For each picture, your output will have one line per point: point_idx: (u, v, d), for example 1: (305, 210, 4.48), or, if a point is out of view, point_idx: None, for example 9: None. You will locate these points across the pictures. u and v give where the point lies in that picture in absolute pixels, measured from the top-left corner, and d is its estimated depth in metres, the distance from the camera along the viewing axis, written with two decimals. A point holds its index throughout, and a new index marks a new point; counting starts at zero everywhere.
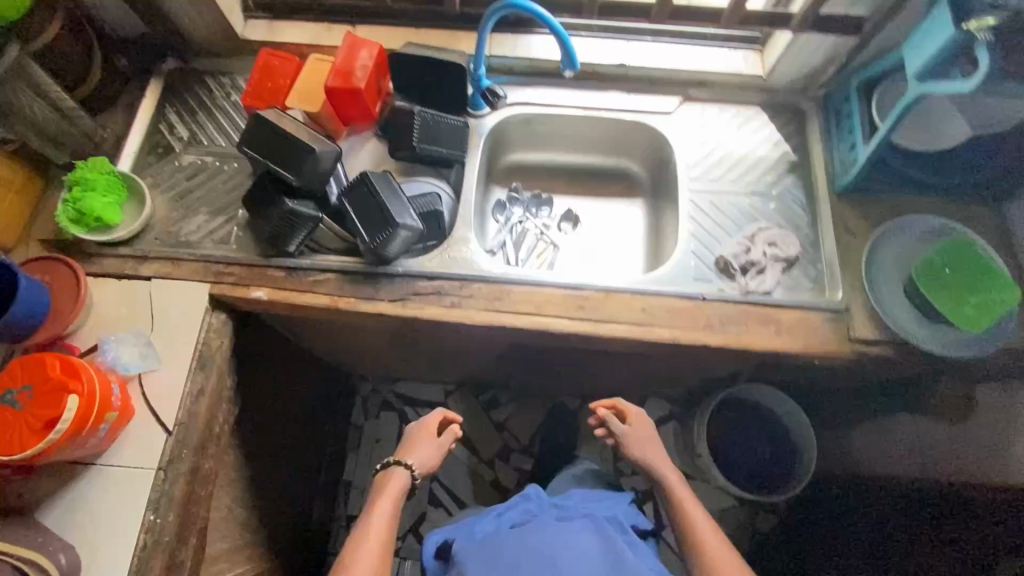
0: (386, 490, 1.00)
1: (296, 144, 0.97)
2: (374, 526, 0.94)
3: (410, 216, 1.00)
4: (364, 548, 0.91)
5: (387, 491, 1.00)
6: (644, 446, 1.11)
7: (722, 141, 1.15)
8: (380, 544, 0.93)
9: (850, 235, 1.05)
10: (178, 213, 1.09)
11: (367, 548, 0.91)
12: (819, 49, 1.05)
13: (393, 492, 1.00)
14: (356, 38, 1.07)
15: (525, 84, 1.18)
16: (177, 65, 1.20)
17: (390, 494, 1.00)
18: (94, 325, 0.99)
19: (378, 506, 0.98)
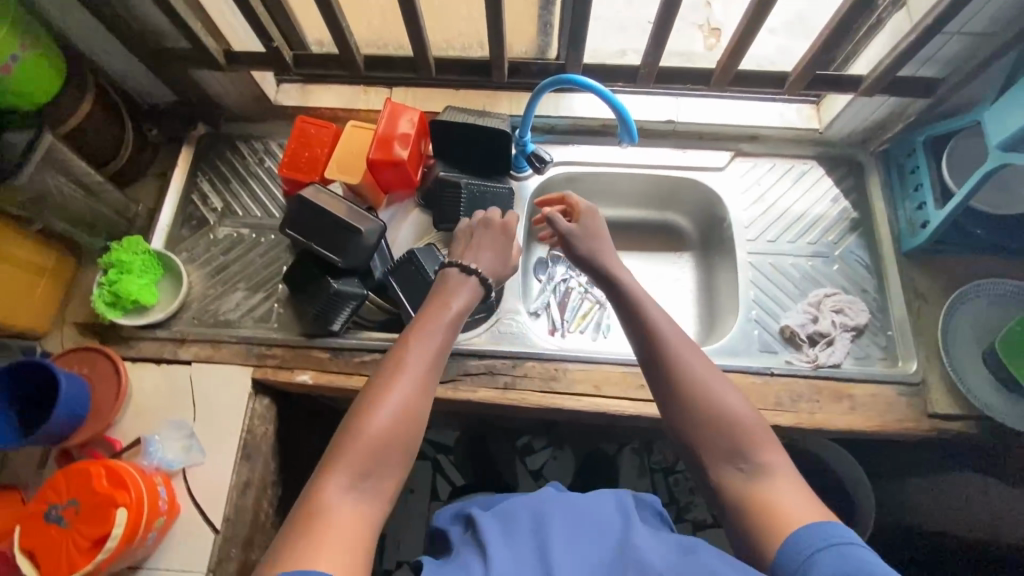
0: (440, 288, 0.81)
1: (341, 224, 0.93)
2: (420, 354, 0.72)
3: None
4: (406, 375, 0.70)
5: (441, 303, 0.78)
6: (591, 241, 0.89)
7: (778, 197, 1.10)
8: (422, 394, 0.70)
9: (920, 299, 1.01)
10: (216, 290, 1.05)
11: (410, 371, 0.70)
12: (882, 105, 1.00)
13: (452, 313, 0.78)
14: (396, 105, 1.03)
15: (569, 142, 1.14)
16: (208, 130, 1.16)
17: (443, 331, 0.75)
18: (134, 415, 0.95)
19: (427, 322, 0.76)
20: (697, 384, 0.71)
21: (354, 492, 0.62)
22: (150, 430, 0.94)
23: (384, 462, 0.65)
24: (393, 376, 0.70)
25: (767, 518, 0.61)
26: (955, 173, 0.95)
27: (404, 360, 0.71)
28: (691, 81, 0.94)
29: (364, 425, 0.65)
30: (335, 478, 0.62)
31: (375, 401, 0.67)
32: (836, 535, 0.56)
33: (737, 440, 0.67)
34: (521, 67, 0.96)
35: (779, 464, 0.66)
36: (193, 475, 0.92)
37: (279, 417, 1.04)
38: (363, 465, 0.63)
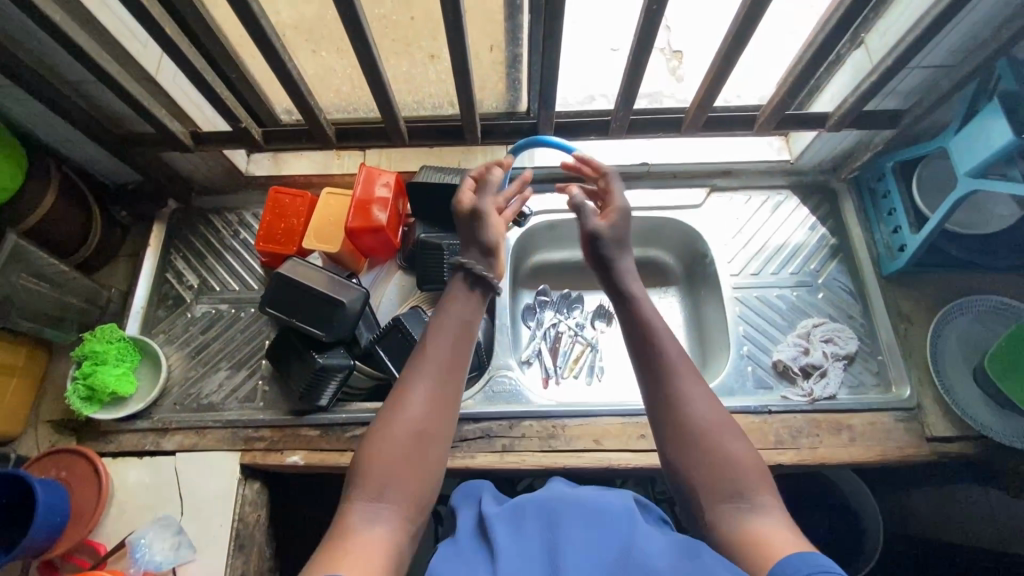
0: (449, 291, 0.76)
1: (323, 297, 0.91)
2: (438, 362, 0.69)
3: None
4: (422, 384, 0.68)
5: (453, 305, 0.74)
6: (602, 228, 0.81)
7: (757, 229, 1.11)
8: (440, 403, 0.67)
9: (906, 322, 1.02)
10: (197, 372, 1.02)
11: (426, 381, 0.68)
12: (849, 135, 1.02)
13: (468, 311, 0.74)
14: (371, 169, 1.03)
15: (546, 190, 1.14)
16: (179, 205, 1.14)
17: (457, 334, 0.72)
18: (117, 515, 0.91)
19: (440, 326, 0.72)
20: (691, 420, 0.66)
21: (382, 514, 0.60)
22: (135, 528, 0.90)
23: (412, 484, 0.62)
24: (408, 388, 0.68)
25: (755, 551, 0.56)
26: (927, 196, 0.97)
27: (419, 368, 0.69)
28: (660, 128, 0.97)
29: (387, 441, 0.63)
30: (359, 500, 0.61)
31: (393, 413, 0.66)
32: (826, 565, 0.50)
33: (724, 479, 0.62)
34: (493, 128, 0.98)
35: (772, 504, 0.61)
36: (183, 575, 0.87)
37: (271, 498, 1.00)
38: (387, 485, 0.61)
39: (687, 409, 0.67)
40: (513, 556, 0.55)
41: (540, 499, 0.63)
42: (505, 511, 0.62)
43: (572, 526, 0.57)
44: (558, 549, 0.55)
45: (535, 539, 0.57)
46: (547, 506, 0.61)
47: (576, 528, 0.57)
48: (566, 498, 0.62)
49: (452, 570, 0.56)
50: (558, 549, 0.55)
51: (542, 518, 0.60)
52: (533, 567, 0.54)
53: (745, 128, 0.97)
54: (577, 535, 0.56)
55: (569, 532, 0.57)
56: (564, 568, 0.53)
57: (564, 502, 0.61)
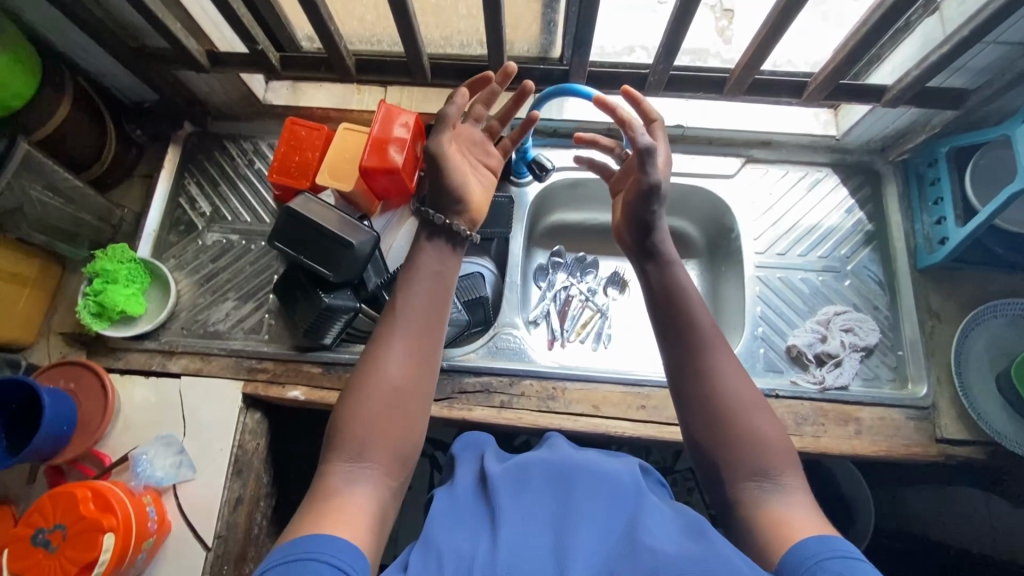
0: (432, 249, 0.73)
1: (331, 237, 0.90)
2: (412, 322, 0.67)
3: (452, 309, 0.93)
4: (399, 345, 0.66)
5: (432, 264, 0.72)
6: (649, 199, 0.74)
7: (790, 207, 1.05)
8: (419, 365, 0.66)
9: (934, 319, 0.97)
10: (205, 299, 1.03)
11: (402, 340, 0.66)
12: (905, 114, 0.95)
13: (445, 270, 0.72)
14: (390, 107, 0.99)
15: (571, 145, 1.08)
16: (195, 129, 1.12)
17: (433, 294, 0.70)
18: (123, 430, 0.93)
19: (416, 289, 0.70)
20: (721, 395, 0.64)
21: (364, 472, 0.59)
22: (139, 444, 0.92)
23: (390, 445, 0.62)
24: (387, 350, 0.66)
25: (772, 528, 0.55)
26: (979, 188, 0.90)
27: (397, 331, 0.67)
28: (700, 88, 0.90)
29: (366, 407, 0.62)
30: (342, 459, 0.60)
31: (370, 375, 0.64)
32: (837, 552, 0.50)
33: (749, 454, 0.61)
34: (520, 72, 0.92)
35: (795, 483, 0.59)
36: (182, 492, 0.90)
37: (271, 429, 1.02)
38: (366, 444, 0.61)
39: (703, 381, 0.65)
40: (516, 514, 0.55)
41: (543, 464, 0.62)
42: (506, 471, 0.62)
43: (576, 493, 0.57)
44: (559, 513, 0.55)
45: (535, 498, 0.57)
46: (549, 471, 0.61)
47: (580, 497, 0.56)
48: (569, 469, 0.61)
49: (455, 528, 0.55)
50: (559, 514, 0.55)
51: (544, 482, 0.59)
52: (533, 523, 0.54)
53: (793, 96, 0.90)
54: (583, 503, 0.56)
55: (572, 498, 0.56)
56: (570, 535, 0.52)
57: (568, 472, 0.60)
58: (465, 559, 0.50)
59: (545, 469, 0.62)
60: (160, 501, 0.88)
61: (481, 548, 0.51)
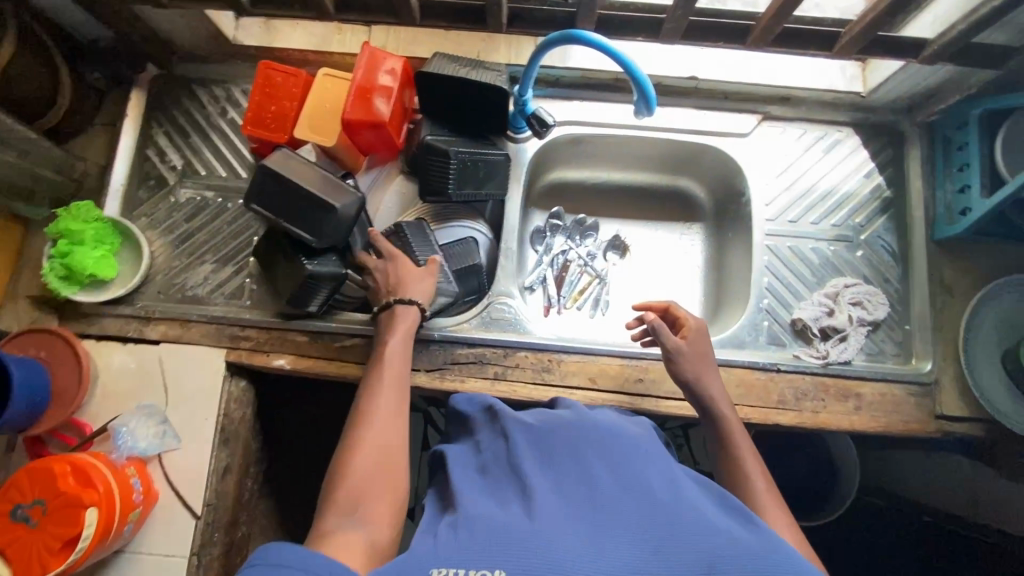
0: (398, 318, 0.80)
1: (311, 200, 0.83)
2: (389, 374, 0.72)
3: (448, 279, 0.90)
4: (375, 417, 0.67)
5: (401, 324, 0.79)
6: (698, 364, 0.77)
7: (806, 170, 0.98)
8: (395, 432, 0.67)
9: (946, 293, 0.93)
10: (182, 261, 0.97)
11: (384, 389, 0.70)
12: (940, 70, 0.87)
13: (404, 343, 0.78)
14: (375, 52, 0.89)
15: (574, 97, 0.99)
16: (161, 72, 1.02)
17: (402, 369, 0.74)
18: (102, 397, 0.90)
19: (386, 370, 0.73)
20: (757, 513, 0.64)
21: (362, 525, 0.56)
22: (120, 413, 0.89)
23: (377, 505, 0.59)
24: (365, 420, 0.67)
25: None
26: (1010, 156, 0.84)
27: (373, 404, 0.68)
28: (720, 38, 0.81)
29: (350, 476, 0.60)
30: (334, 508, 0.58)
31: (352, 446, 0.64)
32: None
33: None
34: (521, 13, 0.81)
35: None
36: (168, 460, 0.88)
37: (259, 395, 0.99)
38: (358, 504, 0.58)
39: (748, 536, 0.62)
40: (548, 485, 0.53)
41: (572, 431, 0.60)
42: (534, 437, 0.60)
43: (610, 462, 0.55)
44: (594, 479, 0.53)
45: (565, 466, 0.55)
46: (583, 438, 0.58)
47: (619, 467, 0.54)
48: (600, 436, 0.59)
49: (486, 501, 0.54)
50: (593, 483, 0.52)
51: (575, 447, 0.57)
52: (566, 492, 0.52)
53: (822, 50, 0.81)
54: (628, 475, 0.53)
55: (605, 466, 0.54)
56: (613, 510, 0.49)
57: (606, 441, 0.58)
58: (499, 528, 0.48)
59: (575, 434, 0.60)
60: (144, 470, 0.86)
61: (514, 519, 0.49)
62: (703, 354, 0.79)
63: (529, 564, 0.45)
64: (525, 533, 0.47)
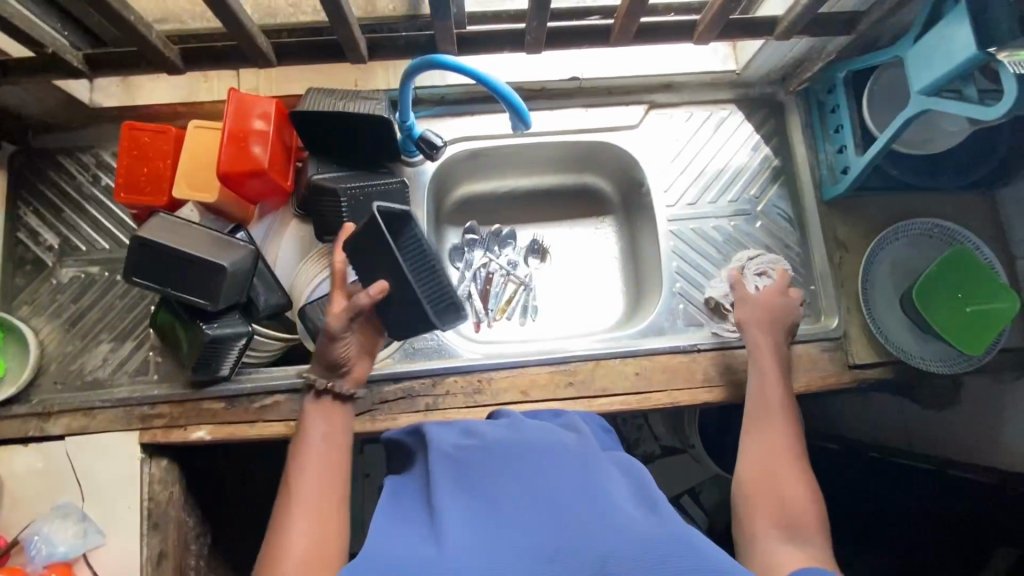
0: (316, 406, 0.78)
1: (198, 263, 0.79)
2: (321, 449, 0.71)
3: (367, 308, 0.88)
4: (300, 510, 0.63)
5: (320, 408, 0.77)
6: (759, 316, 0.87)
7: (698, 151, 1.01)
8: (325, 524, 0.63)
9: (843, 249, 0.98)
10: (76, 345, 0.90)
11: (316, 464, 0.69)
12: (798, 42, 0.91)
13: (337, 426, 0.76)
14: (242, 96, 0.85)
15: (463, 113, 0.98)
16: (18, 147, 0.94)
17: (333, 453, 0.71)
18: (10, 507, 0.84)
19: (309, 444, 0.72)
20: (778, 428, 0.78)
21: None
22: (34, 519, 0.83)
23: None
24: (287, 516, 0.63)
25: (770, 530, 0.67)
26: (878, 113, 0.90)
27: (298, 495, 0.65)
28: (584, 40, 0.81)
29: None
30: None
31: (276, 548, 0.60)
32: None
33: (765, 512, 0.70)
34: (382, 42, 0.80)
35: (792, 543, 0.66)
36: (95, 559, 0.82)
37: (188, 469, 0.95)
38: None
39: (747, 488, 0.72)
40: (459, 507, 0.51)
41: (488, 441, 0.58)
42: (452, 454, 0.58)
43: (522, 470, 0.53)
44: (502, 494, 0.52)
45: (477, 482, 0.54)
46: (499, 450, 0.56)
47: (527, 472, 0.53)
48: (515, 442, 0.57)
49: (394, 530, 0.51)
50: (502, 500, 0.51)
51: (489, 460, 0.55)
52: (475, 513, 0.51)
53: (684, 38, 0.83)
54: (536, 486, 0.52)
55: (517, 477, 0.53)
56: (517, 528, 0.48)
57: (523, 449, 0.56)
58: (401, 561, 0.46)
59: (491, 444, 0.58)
60: (70, 574, 0.80)
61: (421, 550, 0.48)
62: (770, 312, 0.88)
63: None
64: (428, 565, 0.45)
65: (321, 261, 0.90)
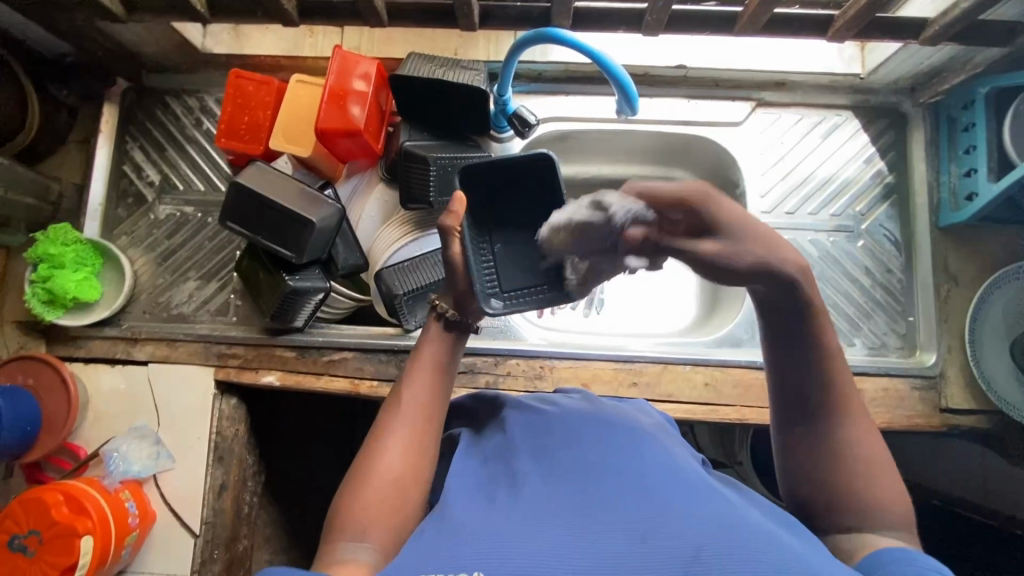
0: (426, 331, 0.62)
1: (290, 216, 0.81)
2: (423, 382, 0.58)
3: (452, 271, 0.89)
4: (401, 428, 0.56)
5: (426, 341, 0.61)
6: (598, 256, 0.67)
7: (802, 157, 0.95)
8: (422, 449, 0.55)
9: (952, 282, 0.90)
10: (165, 280, 0.95)
11: (416, 398, 0.57)
12: (944, 48, 0.82)
13: (446, 357, 0.61)
14: (347, 54, 0.85)
15: (560, 92, 0.95)
16: (131, 85, 0.99)
17: (438, 379, 0.59)
18: (94, 421, 0.90)
19: (413, 368, 0.60)
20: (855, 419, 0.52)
21: (367, 548, 0.48)
22: (114, 435, 0.89)
23: (391, 528, 0.50)
24: (384, 430, 0.56)
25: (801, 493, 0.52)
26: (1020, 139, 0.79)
27: (396, 415, 0.57)
28: (705, 26, 0.77)
29: (366, 494, 0.51)
30: (344, 536, 0.49)
31: (369, 462, 0.54)
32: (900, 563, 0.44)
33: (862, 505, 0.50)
34: (493, 11, 0.78)
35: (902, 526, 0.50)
36: (164, 480, 0.88)
37: (252, 411, 0.98)
38: (371, 525, 0.50)
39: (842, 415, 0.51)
40: (538, 476, 0.49)
41: (566, 419, 0.57)
42: (527, 427, 0.57)
43: (600, 446, 0.51)
44: (580, 464, 0.49)
45: (555, 455, 0.51)
46: (578, 426, 0.55)
47: (609, 451, 0.51)
48: (591, 422, 0.56)
49: (471, 494, 0.49)
50: (578, 468, 0.49)
51: (567, 433, 0.54)
52: (550, 478, 0.48)
53: (816, 35, 0.77)
54: (619, 463, 0.49)
55: (595, 453, 0.51)
56: (605, 499, 0.45)
57: (604, 432, 0.54)
58: (476, 529, 0.43)
59: (566, 421, 0.57)
60: (140, 492, 0.86)
61: (495, 515, 0.45)
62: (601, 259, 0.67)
63: (495, 555, 0.41)
64: (501, 529, 0.43)
65: (401, 227, 0.91)
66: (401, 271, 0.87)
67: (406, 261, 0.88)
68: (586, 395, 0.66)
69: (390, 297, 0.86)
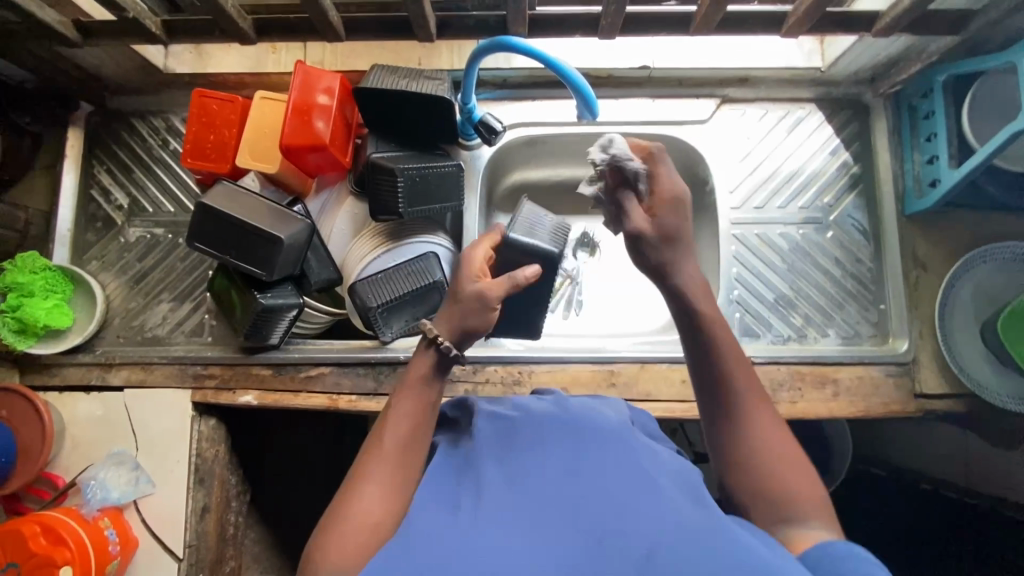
0: (415, 363, 0.60)
1: (256, 234, 0.80)
2: (405, 421, 0.56)
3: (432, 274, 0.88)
4: (382, 466, 0.53)
5: (413, 374, 0.59)
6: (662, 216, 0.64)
7: (768, 151, 0.96)
8: (403, 487, 0.52)
9: (920, 268, 0.90)
10: (139, 303, 0.95)
11: (396, 435, 0.55)
12: (898, 39, 0.83)
13: (426, 397, 0.58)
14: (309, 68, 0.85)
15: (526, 97, 0.96)
16: (95, 109, 0.99)
17: (418, 418, 0.57)
18: (71, 450, 0.89)
19: (397, 405, 0.57)
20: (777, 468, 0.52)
21: None
22: (92, 463, 0.88)
23: (370, 566, 0.47)
24: (365, 468, 0.53)
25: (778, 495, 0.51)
26: (977, 126, 0.80)
27: (377, 455, 0.54)
28: (661, 27, 0.78)
29: (343, 531, 0.48)
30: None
31: (346, 502, 0.50)
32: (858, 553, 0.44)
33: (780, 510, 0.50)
34: (450, 20, 0.78)
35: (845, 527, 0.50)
36: (144, 505, 0.87)
37: (232, 430, 0.98)
38: (350, 562, 0.47)
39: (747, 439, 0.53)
40: (502, 480, 0.48)
41: (533, 419, 0.56)
42: (492, 430, 0.56)
43: (566, 445, 0.50)
44: (550, 468, 0.48)
45: (525, 456, 0.50)
46: (546, 424, 0.54)
47: (576, 449, 0.50)
48: (559, 417, 0.55)
49: (439, 502, 0.48)
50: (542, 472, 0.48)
51: (533, 433, 0.53)
52: (517, 485, 0.47)
53: (770, 32, 0.78)
54: (584, 462, 0.48)
55: (563, 454, 0.49)
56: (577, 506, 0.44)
57: (567, 428, 0.53)
58: (445, 539, 0.42)
59: (534, 421, 0.55)
60: (120, 518, 0.85)
61: (464, 523, 0.44)
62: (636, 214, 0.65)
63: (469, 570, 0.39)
64: (474, 542, 0.41)
65: (372, 239, 0.90)
66: (374, 283, 0.86)
67: (380, 273, 0.87)
68: (560, 397, 0.66)
69: (363, 309, 0.85)
